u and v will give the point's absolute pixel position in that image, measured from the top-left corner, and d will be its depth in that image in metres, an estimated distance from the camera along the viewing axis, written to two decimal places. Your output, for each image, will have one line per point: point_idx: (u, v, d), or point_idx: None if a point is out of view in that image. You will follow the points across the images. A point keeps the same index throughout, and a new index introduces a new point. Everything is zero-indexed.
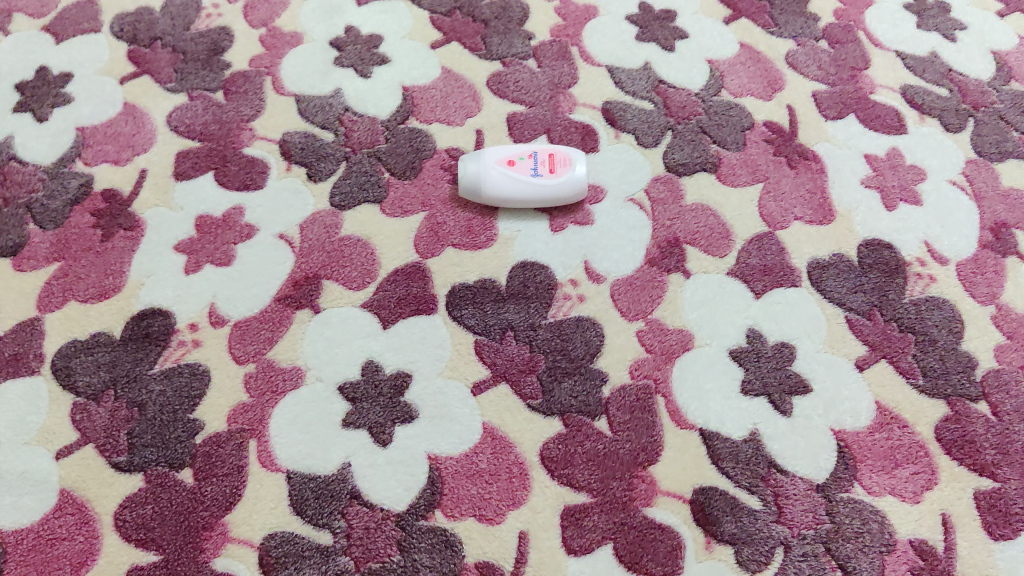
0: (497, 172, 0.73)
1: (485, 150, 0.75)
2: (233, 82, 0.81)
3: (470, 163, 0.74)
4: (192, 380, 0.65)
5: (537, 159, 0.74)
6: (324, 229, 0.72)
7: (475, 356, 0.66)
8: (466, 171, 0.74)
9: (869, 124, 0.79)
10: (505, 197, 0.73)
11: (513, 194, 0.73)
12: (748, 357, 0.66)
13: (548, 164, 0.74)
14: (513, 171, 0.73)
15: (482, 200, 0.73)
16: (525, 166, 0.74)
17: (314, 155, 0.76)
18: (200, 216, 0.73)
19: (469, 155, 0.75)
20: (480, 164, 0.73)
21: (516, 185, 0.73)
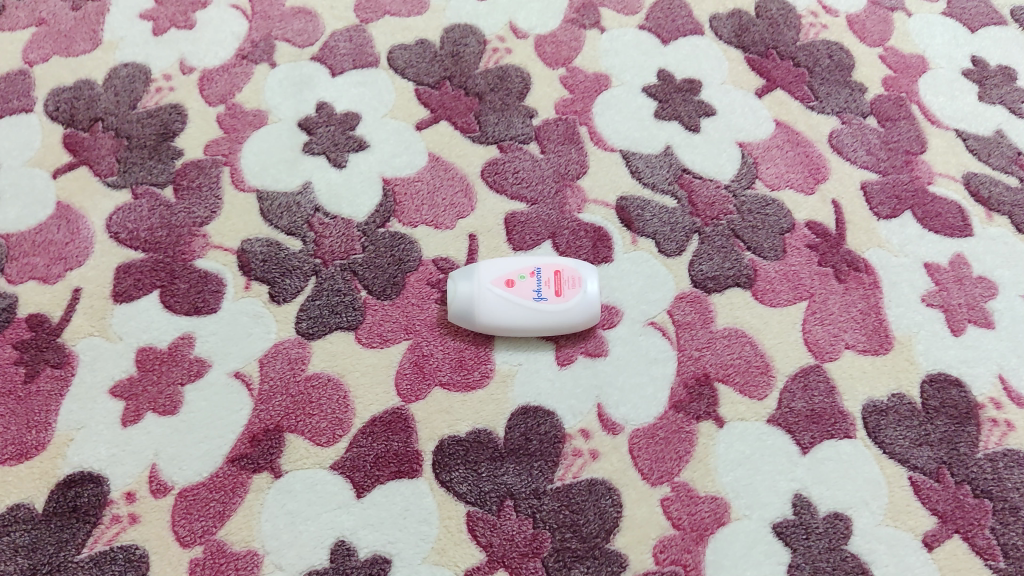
0: (492, 296, 0.61)
1: (478, 264, 0.63)
2: (186, 174, 0.69)
3: (460, 282, 0.62)
4: (127, 569, 0.54)
5: (541, 277, 0.62)
6: (288, 365, 0.61)
7: (468, 534, 0.55)
8: (456, 292, 0.62)
9: (928, 224, 0.68)
10: (502, 325, 0.61)
11: (513, 322, 0.61)
12: (795, 534, 0.56)
13: (553, 284, 0.62)
14: (512, 294, 0.62)
15: (474, 327, 0.62)
16: (527, 287, 0.62)
17: (277, 268, 0.65)
18: (143, 349, 0.62)
19: (460, 270, 0.63)
20: (473, 286, 0.62)
21: (515, 312, 0.61)
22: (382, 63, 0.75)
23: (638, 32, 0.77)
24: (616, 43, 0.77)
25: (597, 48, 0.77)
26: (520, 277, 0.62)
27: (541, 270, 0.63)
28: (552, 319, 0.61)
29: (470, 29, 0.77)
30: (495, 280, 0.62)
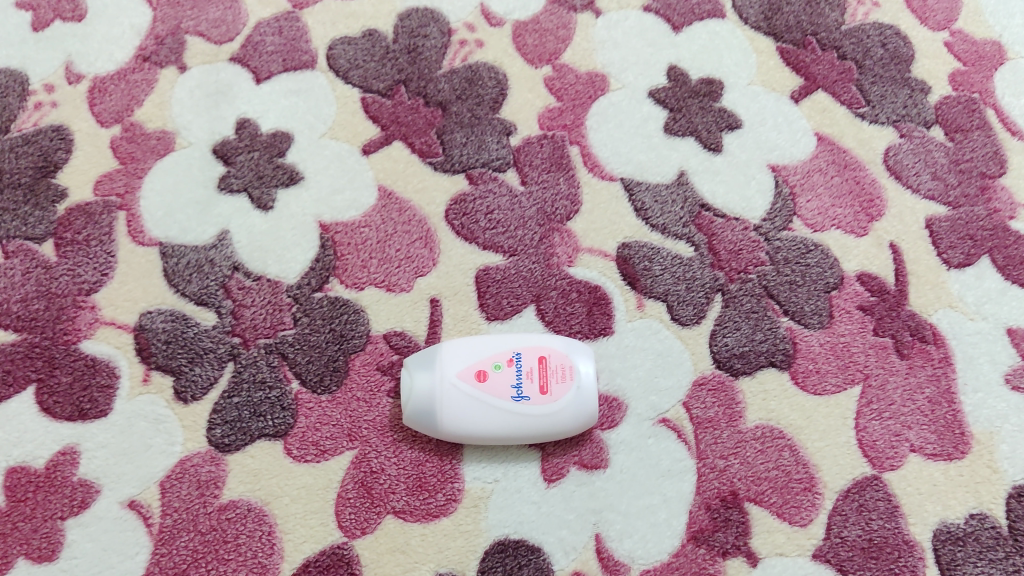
0: (458, 395, 0.48)
1: (442, 346, 0.49)
2: (70, 222, 0.54)
3: (416, 373, 0.48)
4: None
5: (522, 367, 0.48)
6: (197, 491, 0.47)
7: None
8: (410, 387, 0.48)
9: (1011, 274, 0.54)
10: (470, 433, 0.48)
11: (484, 428, 0.48)
12: None
13: (537, 376, 0.48)
14: (483, 392, 0.48)
15: (434, 433, 0.48)
16: (503, 381, 0.48)
17: (184, 353, 0.51)
18: (13, 469, 0.48)
19: (420, 355, 0.49)
20: (433, 380, 0.48)
21: (487, 415, 0.48)
22: (320, 64, 0.60)
23: (643, 15, 0.62)
24: (615, 31, 0.61)
25: (591, 37, 0.61)
26: (494, 368, 0.48)
27: (522, 355, 0.49)
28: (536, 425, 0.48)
29: (431, 15, 0.61)
30: (462, 373, 0.48)
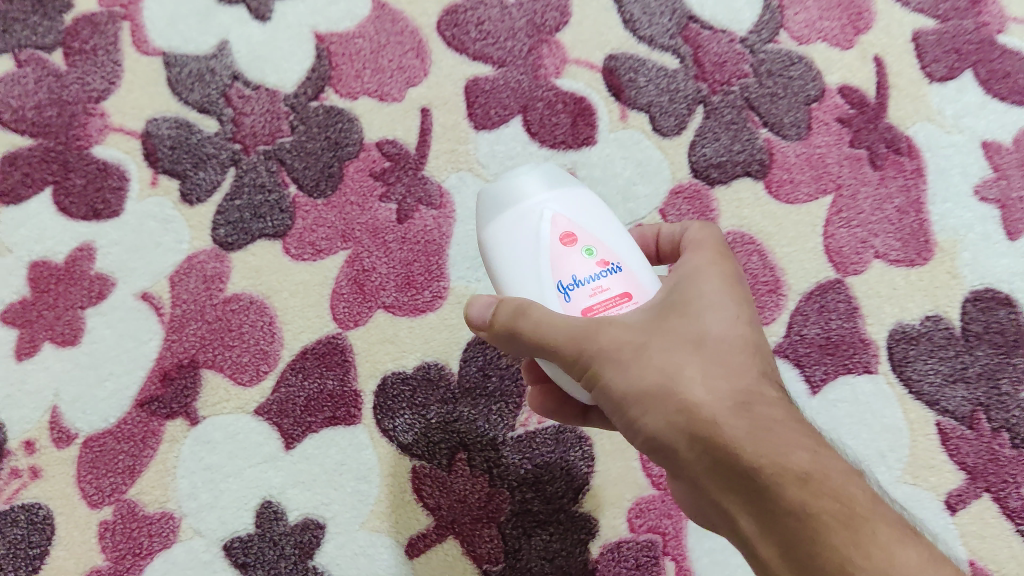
0: (526, 215, 0.35)
1: (579, 194, 0.36)
2: (75, 31, 0.56)
3: (537, 174, 0.36)
4: (30, 533, 0.48)
5: (605, 272, 0.35)
6: (204, 285, 0.51)
7: (414, 496, 0.48)
8: (518, 173, 0.36)
9: (993, 87, 0.54)
10: (494, 255, 0.36)
11: (506, 263, 0.35)
12: None
13: (599, 301, 0.34)
14: (548, 243, 0.35)
15: (482, 225, 0.37)
16: (574, 256, 0.35)
17: (189, 158, 0.54)
18: (36, 262, 0.52)
19: (559, 182, 0.36)
20: (532, 195, 0.35)
21: (524, 261, 0.35)
22: None
23: None
24: None
25: None
26: (584, 249, 0.35)
27: (614, 275, 0.35)
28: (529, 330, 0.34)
29: None
30: (560, 216, 0.35)
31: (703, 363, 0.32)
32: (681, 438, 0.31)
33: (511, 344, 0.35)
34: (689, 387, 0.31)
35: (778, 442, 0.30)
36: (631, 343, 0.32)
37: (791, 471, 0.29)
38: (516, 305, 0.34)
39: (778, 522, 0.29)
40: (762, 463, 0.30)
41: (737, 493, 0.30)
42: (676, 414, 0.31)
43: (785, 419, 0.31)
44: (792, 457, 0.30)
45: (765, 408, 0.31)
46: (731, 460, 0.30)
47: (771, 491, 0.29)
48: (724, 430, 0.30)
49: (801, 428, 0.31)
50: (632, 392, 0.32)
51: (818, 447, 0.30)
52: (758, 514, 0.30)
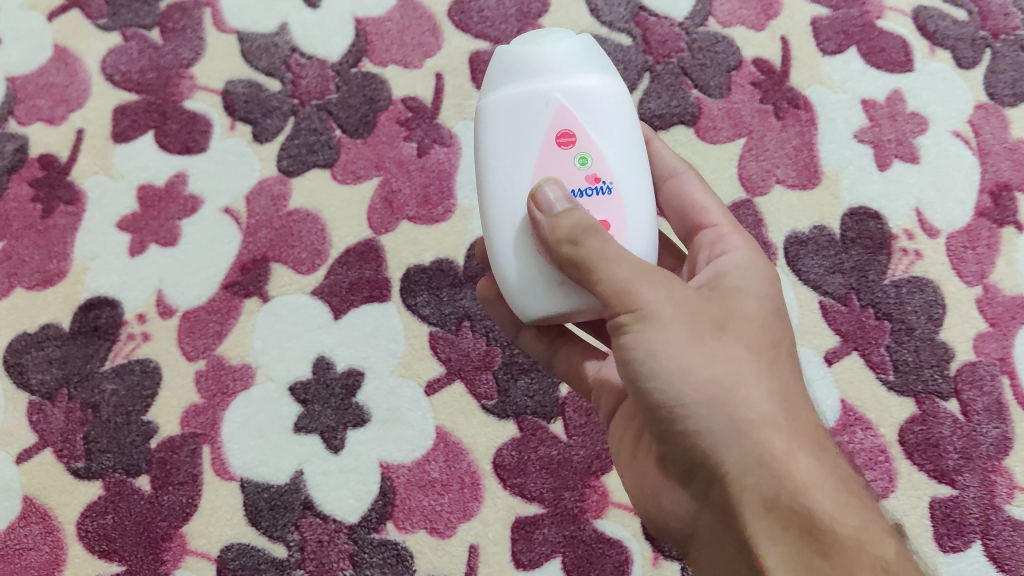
0: (535, 104, 0.42)
1: (591, 86, 0.42)
2: (170, 16, 0.74)
3: (554, 56, 0.42)
4: (144, 379, 0.64)
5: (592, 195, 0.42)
6: (272, 201, 0.68)
7: (430, 351, 0.64)
8: (540, 54, 0.41)
9: (871, 60, 0.72)
10: (492, 120, 0.43)
11: (506, 136, 0.42)
12: None
13: None
14: (546, 143, 0.42)
15: (492, 88, 0.43)
16: (563, 168, 0.42)
17: (259, 110, 0.70)
18: (143, 186, 0.69)
19: (580, 70, 0.42)
20: (544, 86, 0.42)
21: (519, 148, 0.42)
22: None
23: None
24: None
25: None
26: (577, 155, 0.42)
27: (600, 195, 0.42)
28: (498, 195, 0.43)
29: None
30: (562, 118, 0.42)
31: (765, 382, 0.40)
32: (730, 443, 0.39)
33: (554, 249, 0.40)
34: (749, 404, 0.39)
35: (832, 498, 0.38)
36: (698, 333, 0.40)
37: (863, 545, 0.37)
38: (584, 222, 0.40)
39: (811, 559, 0.37)
40: (817, 510, 0.38)
41: (772, 520, 0.38)
42: (734, 421, 0.39)
43: (824, 457, 0.40)
44: (870, 546, 0.37)
45: (824, 463, 0.39)
46: (786, 489, 0.38)
47: (823, 542, 0.37)
48: (783, 463, 0.38)
49: (846, 492, 0.39)
50: (694, 381, 0.39)
51: (858, 507, 0.39)
52: (783, 539, 0.38)
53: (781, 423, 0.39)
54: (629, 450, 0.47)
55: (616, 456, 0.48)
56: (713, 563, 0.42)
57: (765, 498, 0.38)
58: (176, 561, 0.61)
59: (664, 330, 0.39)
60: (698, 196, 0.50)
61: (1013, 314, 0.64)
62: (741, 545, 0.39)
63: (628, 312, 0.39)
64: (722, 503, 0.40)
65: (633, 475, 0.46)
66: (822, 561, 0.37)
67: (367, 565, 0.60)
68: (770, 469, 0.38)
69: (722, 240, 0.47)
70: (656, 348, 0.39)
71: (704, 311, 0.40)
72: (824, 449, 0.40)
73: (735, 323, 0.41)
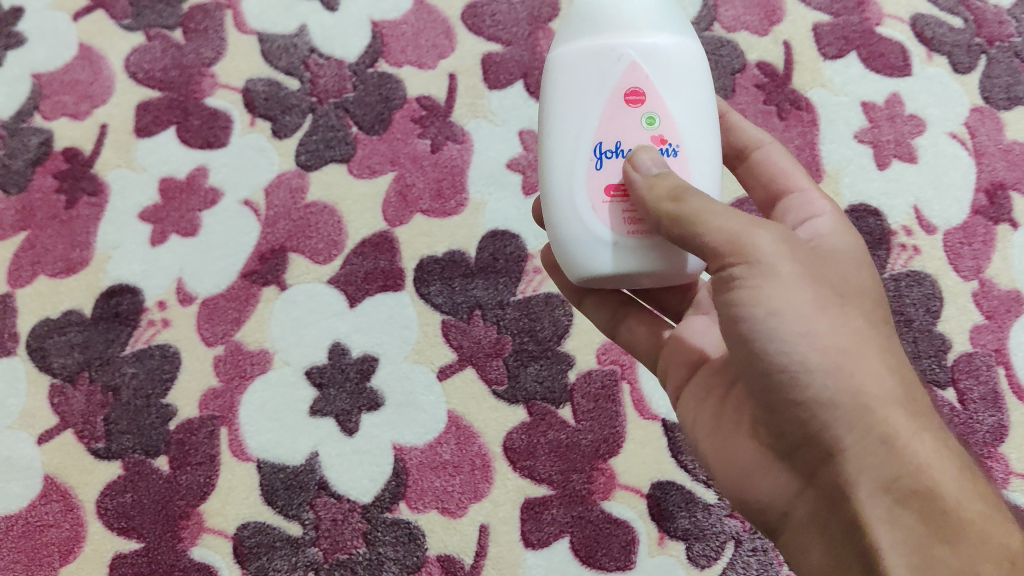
0: (607, 59, 0.42)
1: (668, 47, 0.42)
2: (192, 17, 0.76)
3: (635, 11, 0.41)
4: (163, 363, 0.66)
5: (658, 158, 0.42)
6: (290, 194, 0.70)
7: (442, 339, 0.66)
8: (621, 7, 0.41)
9: (871, 64, 0.74)
10: (563, 69, 0.43)
11: (575, 87, 0.42)
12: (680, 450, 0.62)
13: None
14: (614, 98, 0.42)
15: (566, 37, 0.43)
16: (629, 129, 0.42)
17: (278, 107, 0.73)
18: (164, 178, 0.71)
19: (659, 28, 0.42)
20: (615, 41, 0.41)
21: (584, 101, 0.42)
22: None
23: None
24: None
25: None
26: (645, 115, 0.42)
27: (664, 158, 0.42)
28: (559, 149, 0.43)
29: None
30: (631, 76, 0.42)
31: (885, 356, 0.39)
32: (847, 417, 0.38)
33: (651, 209, 0.40)
34: (874, 376, 0.38)
35: (955, 484, 0.37)
36: (819, 297, 0.39)
37: (987, 533, 0.36)
38: (681, 184, 0.39)
39: (933, 545, 0.36)
40: (940, 495, 0.36)
41: (889, 503, 0.37)
42: (853, 393, 0.38)
43: (943, 438, 0.39)
44: (995, 534, 0.36)
45: (946, 449, 0.38)
46: (907, 470, 0.37)
47: (946, 526, 0.36)
48: (906, 444, 0.37)
49: (966, 477, 0.38)
50: (816, 345, 0.38)
51: (980, 496, 0.37)
52: (904, 523, 0.36)
53: (902, 400, 0.38)
54: (715, 427, 0.45)
55: (698, 433, 0.46)
56: (812, 546, 0.41)
57: (885, 478, 0.37)
58: (193, 538, 0.62)
59: (784, 289, 0.38)
60: (786, 167, 0.51)
61: (1008, 307, 0.66)
62: (852, 527, 0.38)
63: (745, 267, 0.38)
64: (834, 477, 0.39)
65: (721, 451, 0.44)
66: (945, 548, 0.35)
67: (380, 543, 0.62)
68: (892, 447, 0.37)
69: (813, 204, 0.48)
70: (776, 309, 0.38)
71: (823, 278, 0.40)
72: (942, 431, 0.39)
73: (852, 294, 0.40)
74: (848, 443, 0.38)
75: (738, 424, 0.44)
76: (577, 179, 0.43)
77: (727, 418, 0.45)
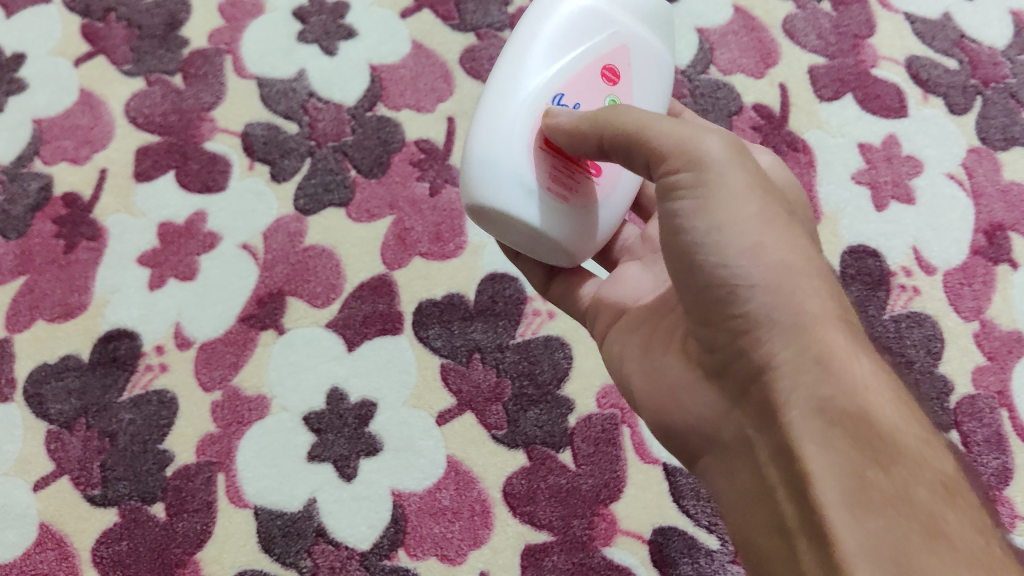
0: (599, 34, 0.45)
1: None
2: (192, 62, 0.77)
3: None
4: (160, 409, 0.66)
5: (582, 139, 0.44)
6: (288, 238, 0.70)
7: (441, 383, 0.65)
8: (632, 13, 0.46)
9: (867, 106, 0.74)
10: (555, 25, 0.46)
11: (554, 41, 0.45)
12: (682, 494, 0.62)
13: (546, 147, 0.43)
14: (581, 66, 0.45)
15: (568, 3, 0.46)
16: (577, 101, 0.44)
17: (277, 151, 0.73)
18: (163, 223, 0.71)
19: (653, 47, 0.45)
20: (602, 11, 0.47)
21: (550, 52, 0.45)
22: None
23: None
24: None
25: None
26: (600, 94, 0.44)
27: None
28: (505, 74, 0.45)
29: None
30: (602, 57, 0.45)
31: (825, 285, 0.38)
32: (784, 332, 0.37)
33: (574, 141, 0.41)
34: (812, 299, 0.37)
35: (891, 411, 0.35)
36: (767, 214, 0.38)
37: (921, 458, 0.34)
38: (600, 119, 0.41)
39: (866, 465, 0.33)
40: (872, 415, 0.34)
41: (818, 423, 0.35)
42: (793, 308, 0.37)
43: (882, 368, 0.37)
44: (929, 461, 0.34)
45: (886, 379, 0.37)
46: (842, 389, 0.35)
47: (881, 445, 0.34)
48: (841, 363, 0.36)
49: (906, 407, 0.36)
50: (759, 260, 0.37)
51: (918, 427, 0.36)
52: (835, 443, 0.34)
53: (840, 324, 0.37)
54: (652, 358, 0.46)
55: (626, 368, 0.47)
56: (739, 476, 0.39)
57: (818, 395, 0.35)
58: None
59: (732, 201, 0.38)
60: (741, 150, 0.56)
61: (1010, 348, 0.66)
62: (780, 448, 0.36)
63: (694, 173, 0.38)
64: (766, 397, 0.37)
65: (656, 383, 0.45)
66: (877, 470, 0.33)
67: None
68: (827, 366, 0.36)
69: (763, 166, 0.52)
70: (718, 222, 0.37)
71: (768, 196, 0.39)
72: (884, 367, 0.38)
73: (798, 228, 0.40)
74: (780, 361, 0.36)
75: (669, 356, 0.45)
76: (516, 103, 0.43)
77: (662, 357, 0.45)
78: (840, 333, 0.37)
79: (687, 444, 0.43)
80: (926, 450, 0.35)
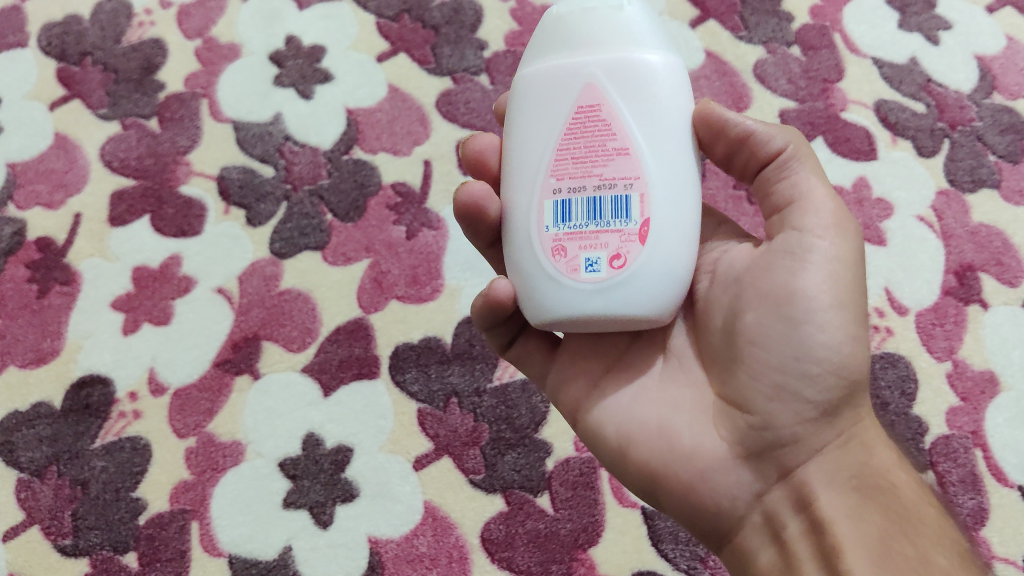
0: None
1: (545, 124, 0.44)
2: (168, 106, 0.77)
3: None
4: (134, 456, 0.65)
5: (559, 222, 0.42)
6: (264, 282, 0.70)
7: (418, 427, 0.65)
8: None
9: (837, 149, 0.76)
10: None
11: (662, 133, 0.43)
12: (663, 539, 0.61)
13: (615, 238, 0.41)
14: None
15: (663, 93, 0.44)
16: None
17: (253, 195, 0.73)
18: (137, 267, 0.71)
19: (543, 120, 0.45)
20: None
21: None
22: None
23: None
24: None
25: None
26: None
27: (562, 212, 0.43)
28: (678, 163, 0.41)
29: None
30: None
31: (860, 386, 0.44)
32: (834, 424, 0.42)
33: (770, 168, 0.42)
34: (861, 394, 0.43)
35: (912, 493, 0.42)
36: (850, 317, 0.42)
37: (939, 535, 0.41)
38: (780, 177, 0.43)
39: (900, 542, 0.39)
40: (897, 497, 0.41)
41: (851, 500, 0.40)
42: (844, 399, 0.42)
43: (895, 456, 0.44)
44: (944, 537, 0.41)
45: (902, 466, 0.44)
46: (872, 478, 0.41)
47: (910, 526, 0.40)
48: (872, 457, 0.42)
49: (919, 489, 0.43)
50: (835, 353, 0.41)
51: (930, 506, 0.42)
52: (868, 519, 0.40)
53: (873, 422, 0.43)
54: None
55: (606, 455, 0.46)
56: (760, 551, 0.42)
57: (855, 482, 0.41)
58: None
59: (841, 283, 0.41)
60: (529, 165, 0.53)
61: (983, 388, 0.67)
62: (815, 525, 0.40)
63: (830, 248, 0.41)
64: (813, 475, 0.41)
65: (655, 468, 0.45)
66: (909, 546, 0.39)
67: None
68: (866, 453, 0.42)
69: None
70: (827, 296, 0.41)
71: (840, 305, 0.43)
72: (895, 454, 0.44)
73: None
74: (827, 448, 0.41)
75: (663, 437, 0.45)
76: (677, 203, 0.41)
77: None
78: (872, 427, 0.43)
79: (694, 524, 0.44)
80: (941, 527, 0.41)
